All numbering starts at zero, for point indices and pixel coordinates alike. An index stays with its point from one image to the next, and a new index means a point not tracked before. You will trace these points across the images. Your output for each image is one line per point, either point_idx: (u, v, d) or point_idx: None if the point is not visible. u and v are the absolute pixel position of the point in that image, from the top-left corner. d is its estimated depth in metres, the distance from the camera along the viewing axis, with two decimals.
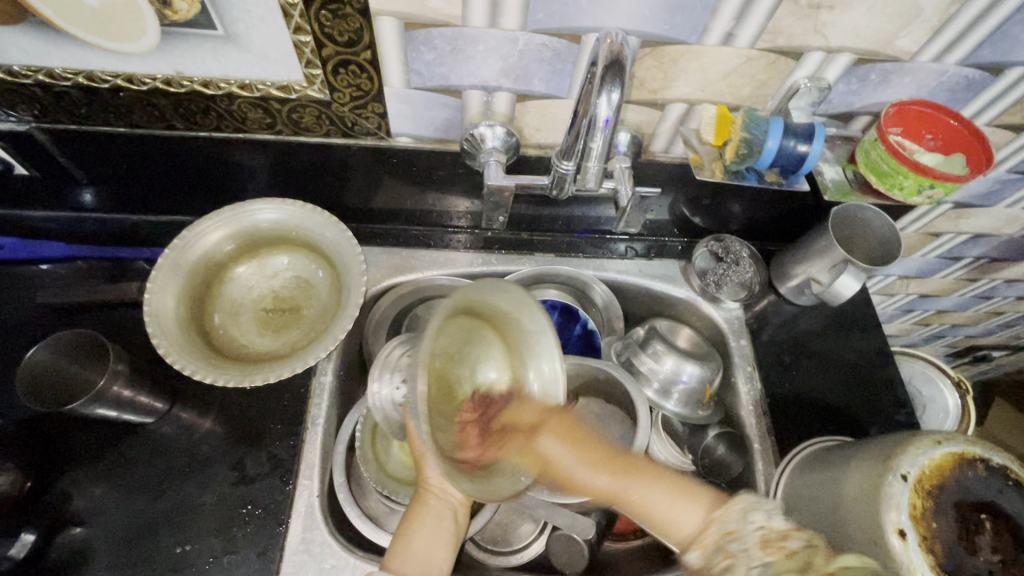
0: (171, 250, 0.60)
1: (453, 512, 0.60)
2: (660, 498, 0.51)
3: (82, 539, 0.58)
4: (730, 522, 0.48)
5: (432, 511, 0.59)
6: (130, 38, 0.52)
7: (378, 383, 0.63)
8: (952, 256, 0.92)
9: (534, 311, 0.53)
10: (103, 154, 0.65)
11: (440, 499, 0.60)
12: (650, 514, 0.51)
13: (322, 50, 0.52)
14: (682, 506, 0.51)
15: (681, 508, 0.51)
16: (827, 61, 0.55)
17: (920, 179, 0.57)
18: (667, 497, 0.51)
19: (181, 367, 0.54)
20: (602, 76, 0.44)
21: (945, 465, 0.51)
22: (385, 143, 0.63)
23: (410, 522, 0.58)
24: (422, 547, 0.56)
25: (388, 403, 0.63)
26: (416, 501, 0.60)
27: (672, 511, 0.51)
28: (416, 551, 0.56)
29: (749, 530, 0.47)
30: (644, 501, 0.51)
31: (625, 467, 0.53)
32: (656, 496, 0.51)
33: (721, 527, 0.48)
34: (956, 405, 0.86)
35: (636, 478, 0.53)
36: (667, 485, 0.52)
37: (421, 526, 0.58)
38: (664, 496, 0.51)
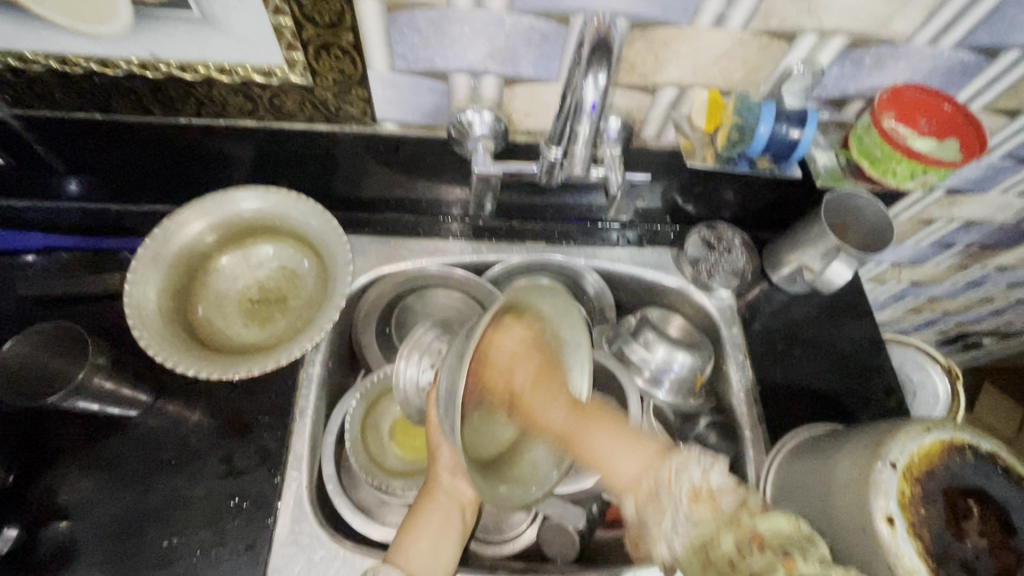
0: (152, 240, 0.58)
1: (461, 506, 0.60)
2: (606, 441, 0.55)
3: (66, 533, 0.57)
4: (666, 473, 0.52)
5: (439, 507, 0.59)
6: (102, 20, 0.50)
7: (404, 363, 0.65)
8: (945, 243, 0.92)
9: (574, 320, 0.57)
10: (80, 142, 0.64)
11: (451, 494, 0.60)
12: (596, 458, 0.55)
13: (303, 32, 0.50)
14: (630, 453, 0.55)
15: (622, 454, 0.55)
16: (821, 44, 0.54)
17: (912, 165, 0.57)
18: (615, 444, 0.55)
19: (163, 359, 0.53)
20: (589, 58, 0.43)
21: (934, 452, 0.51)
22: (370, 129, 0.62)
23: (417, 517, 0.58)
24: (428, 544, 0.56)
25: (412, 385, 0.65)
26: (424, 494, 0.60)
27: (614, 454, 0.55)
28: (421, 548, 0.56)
29: (684, 483, 0.50)
30: (592, 444, 0.56)
31: (583, 410, 0.57)
32: (602, 439, 0.56)
33: (655, 477, 0.52)
34: (946, 390, 0.87)
35: (592, 424, 0.56)
36: (613, 432, 0.56)
37: (427, 522, 0.57)
38: (612, 442, 0.55)
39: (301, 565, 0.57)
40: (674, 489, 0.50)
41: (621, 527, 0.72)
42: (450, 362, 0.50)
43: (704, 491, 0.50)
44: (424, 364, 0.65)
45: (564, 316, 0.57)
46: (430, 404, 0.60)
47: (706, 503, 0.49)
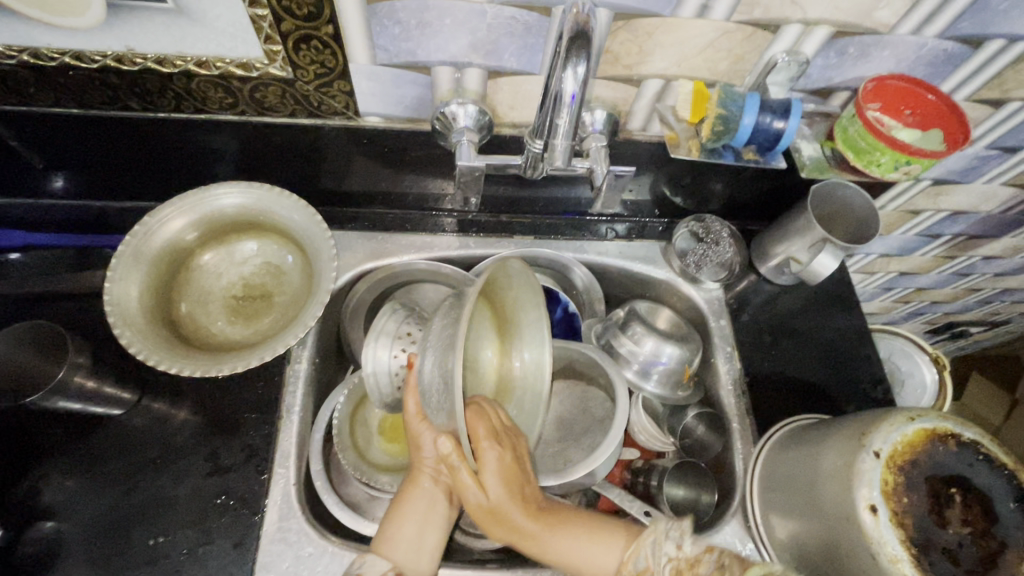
0: (132, 237, 0.57)
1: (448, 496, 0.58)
2: (574, 542, 0.54)
3: (52, 533, 0.57)
4: (641, 558, 0.50)
5: (426, 495, 0.57)
6: (74, 12, 0.49)
7: (372, 351, 0.62)
8: (932, 233, 0.92)
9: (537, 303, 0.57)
10: (57, 138, 0.62)
11: (435, 481, 0.58)
12: (568, 559, 0.54)
13: (281, 24, 0.50)
14: (600, 551, 0.53)
15: (592, 552, 0.53)
16: (805, 34, 0.53)
17: (897, 155, 0.56)
18: (581, 543, 0.54)
19: (144, 357, 0.52)
20: (568, 49, 0.42)
21: (917, 441, 0.51)
22: (353, 123, 0.61)
23: (401, 506, 0.57)
24: (412, 532, 0.55)
25: (383, 370, 0.63)
26: (408, 480, 0.58)
27: (590, 554, 0.53)
28: (405, 537, 0.55)
29: (663, 562, 0.48)
30: (558, 552, 0.54)
31: (547, 516, 0.56)
32: (574, 542, 0.54)
33: (632, 563, 0.50)
34: (933, 379, 0.87)
35: (558, 528, 0.55)
36: (584, 528, 0.55)
37: (411, 510, 0.56)
38: (578, 542, 0.54)
39: (289, 562, 0.57)
40: (654, 575, 0.48)
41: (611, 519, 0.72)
42: (436, 347, 0.51)
43: (684, 568, 0.47)
44: (396, 348, 0.63)
45: (518, 287, 0.57)
46: (410, 388, 0.58)
47: None
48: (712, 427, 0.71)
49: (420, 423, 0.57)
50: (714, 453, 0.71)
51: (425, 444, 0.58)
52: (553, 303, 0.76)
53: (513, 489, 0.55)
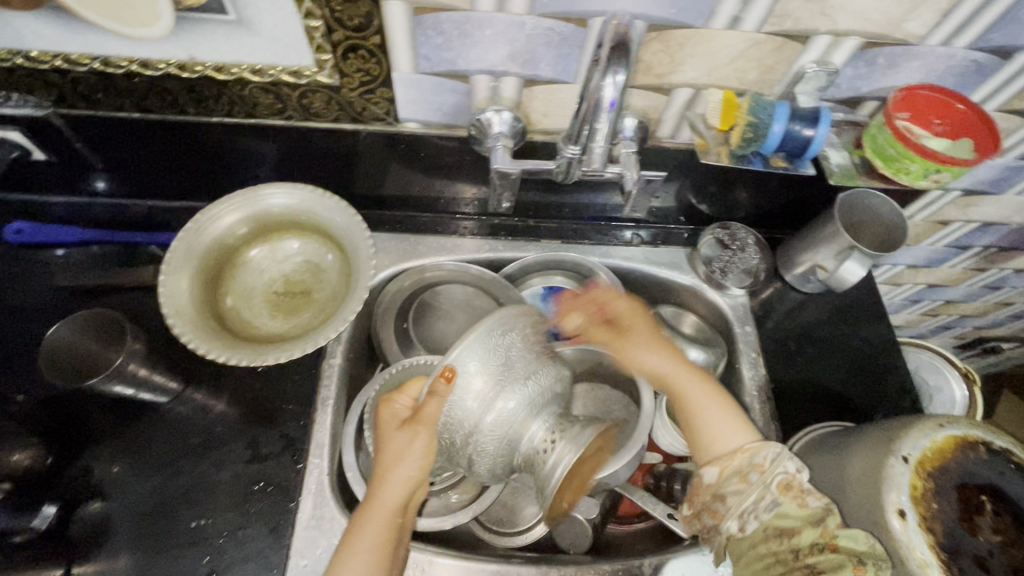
0: (185, 233, 0.61)
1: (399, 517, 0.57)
2: (715, 412, 0.61)
3: (101, 513, 0.60)
4: (760, 458, 0.57)
5: (378, 516, 0.56)
6: (144, 23, 0.53)
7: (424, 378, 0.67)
8: (960, 245, 0.92)
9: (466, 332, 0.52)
10: (116, 139, 0.66)
11: (382, 514, 0.56)
12: (700, 427, 0.62)
13: (332, 35, 0.53)
14: (732, 428, 0.60)
15: (728, 428, 0.60)
16: (835, 45, 0.55)
17: (926, 163, 0.57)
18: (716, 413, 0.61)
19: (195, 346, 0.55)
20: (608, 56, 0.44)
21: (946, 448, 0.51)
22: (392, 129, 0.64)
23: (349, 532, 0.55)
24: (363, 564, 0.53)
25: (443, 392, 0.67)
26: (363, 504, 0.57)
27: (720, 426, 0.61)
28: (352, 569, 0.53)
29: (778, 473, 0.56)
30: (686, 390, 0.63)
31: (698, 375, 0.65)
32: (711, 411, 0.62)
33: (750, 457, 0.57)
34: (963, 396, 0.87)
35: (709, 393, 0.63)
36: (722, 407, 0.62)
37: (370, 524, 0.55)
38: (720, 415, 0.61)
39: (322, 549, 0.59)
40: (765, 473, 0.56)
41: (633, 522, 0.73)
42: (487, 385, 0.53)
43: (795, 485, 0.56)
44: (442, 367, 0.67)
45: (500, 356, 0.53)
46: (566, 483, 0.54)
47: (791, 495, 0.55)
48: None
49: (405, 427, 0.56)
50: None
51: (404, 463, 0.56)
52: None
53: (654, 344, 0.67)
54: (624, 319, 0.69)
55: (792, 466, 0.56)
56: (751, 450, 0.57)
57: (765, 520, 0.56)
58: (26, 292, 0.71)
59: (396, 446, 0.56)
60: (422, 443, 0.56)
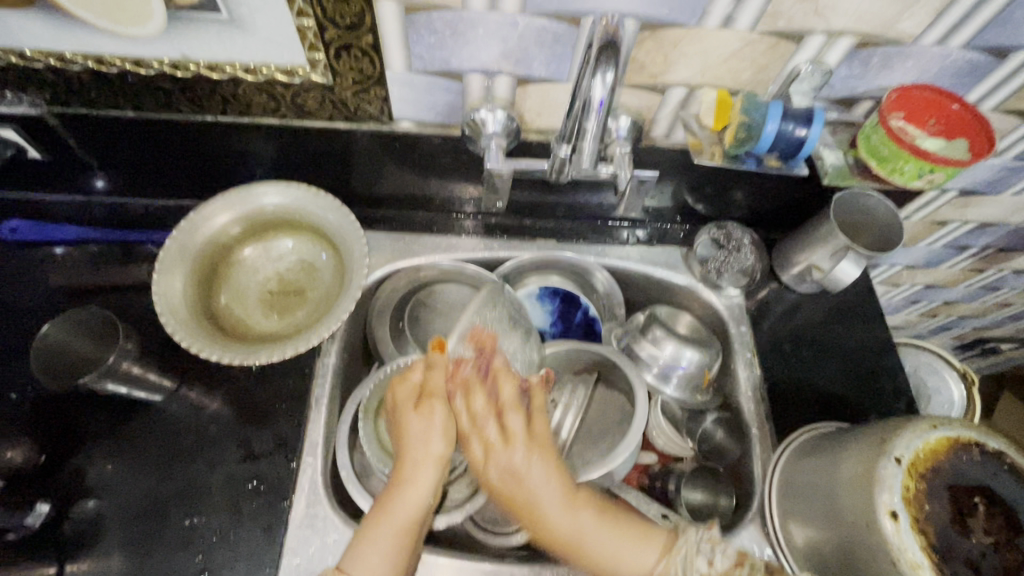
0: (178, 233, 0.61)
1: (420, 521, 0.55)
2: (610, 541, 0.53)
3: (94, 511, 0.60)
4: (678, 569, 0.49)
5: (399, 518, 0.54)
6: (137, 22, 0.53)
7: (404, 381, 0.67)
8: (958, 245, 0.91)
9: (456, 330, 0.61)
10: (110, 138, 0.66)
11: (399, 518, 0.54)
12: (602, 559, 0.53)
13: (324, 34, 0.53)
14: (642, 556, 0.52)
15: (630, 554, 0.52)
16: (828, 45, 0.54)
17: (920, 163, 0.57)
18: (608, 537, 0.53)
19: (188, 345, 0.56)
20: (597, 56, 0.44)
21: (939, 449, 0.51)
22: (386, 128, 0.64)
23: (365, 528, 0.54)
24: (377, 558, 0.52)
25: None
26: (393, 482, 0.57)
27: (621, 553, 0.52)
28: (370, 563, 0.51)
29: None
30: (581, 543, 0.53)
31: (570, 492, 0.55)
32: (603, 537, 0.53)
33: None
34: (961, 395, 0.87)
35: (591, 521, 0.54)
36: (614, 529, 0.54)
37: (392, 518, 0.54)
38: (614, 539, 0.53)
39: (315, 547, 0.59)
40: None
41: None
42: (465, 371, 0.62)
43: None
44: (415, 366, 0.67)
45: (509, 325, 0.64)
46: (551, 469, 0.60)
47: None
48: (731, 432, 0.72)
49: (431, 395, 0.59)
50: (734, 457, 0.72)
51: (429, 445, 0.57)
52: (573, 307, 0.77)
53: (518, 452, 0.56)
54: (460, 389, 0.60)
55: (705, 565, 0.49)
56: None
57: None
58: (21, 290, 0.71)
59: (417, 430, 0.58)
60: (444, 425, 0.58)
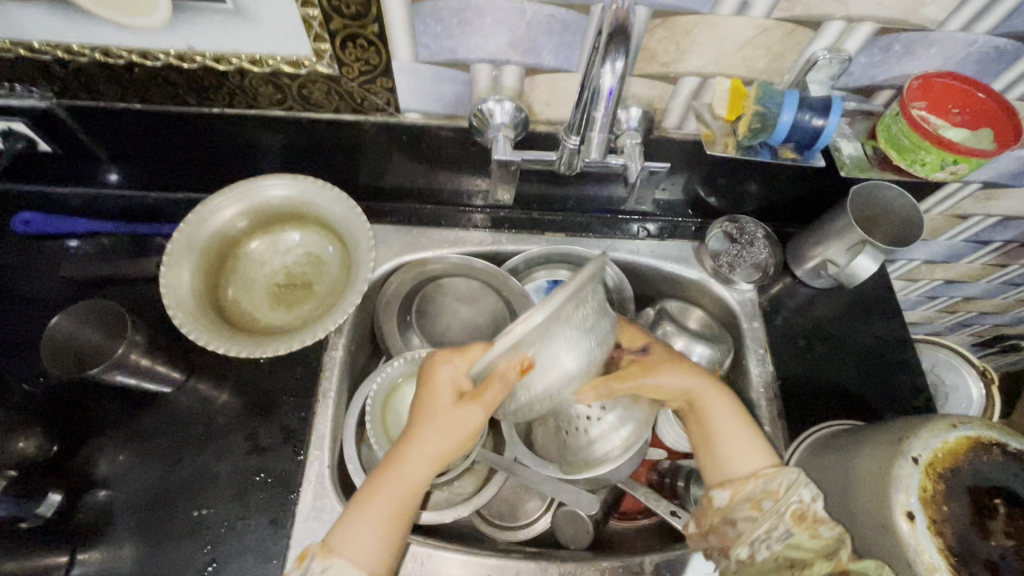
0: (186, 225, 0.61)
1: (412, 497, 0.51)
2: (729, 426, 0.55)
3: (105, 501, 0.60)
4: (774, 484, 0.52)
5: (383, 502, 0.49)
6: (142, 13, 0.52)
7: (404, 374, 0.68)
8: (980, 239, 0.89)
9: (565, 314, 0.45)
10: (118, 130, 0.66)
11: (393, 500, 0.50)
12: (716, 438, 0.55)
13: (330, 23, 0.52)
14: (756, 452, 0.54)
15: (742, 449, 0.54)
16: (847, 31, 0.53)
17: (943, 154, 0.54)
18: (734, 425, 0.55)
19: (195, 337, 0.56)
20: (606, 43, 0.43)
21: (958, 449, 0.50)
22: (393, 119, 0.63)
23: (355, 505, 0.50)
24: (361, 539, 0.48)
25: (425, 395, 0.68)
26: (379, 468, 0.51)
27: (739, 448, 0.54)
28: (356, 544, 0.48)
29: (793, 503, 0.51)
30: (709, 408, 0.56)
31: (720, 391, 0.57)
32: (731, 430, 0.55)
33: (763, 484, 0.52)
34: (981, 394, 0.85)
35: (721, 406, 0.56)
36: (747, 427, 0.56)
37: (382, 492, 0.50)
38: (735, 431, 0.55)
39: None
40: (778, 501, 0.51)
41: (636, 518, 0.72)
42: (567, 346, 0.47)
43: (810, 515, 0.51)
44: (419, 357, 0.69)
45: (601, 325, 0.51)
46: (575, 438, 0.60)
47: (807, 526, 0.51)
48: None
49: (448, 387, 0.51)
50: None
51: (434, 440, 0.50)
52: None
53: (674, 361, 0.58)
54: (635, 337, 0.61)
55: (807, 494, 0.51)
56: (767, 476, 0.52)
57: (777, 550, 0.51)
58: (33, 283, 0.72)
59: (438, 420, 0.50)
60: (459, 430, 0.50)
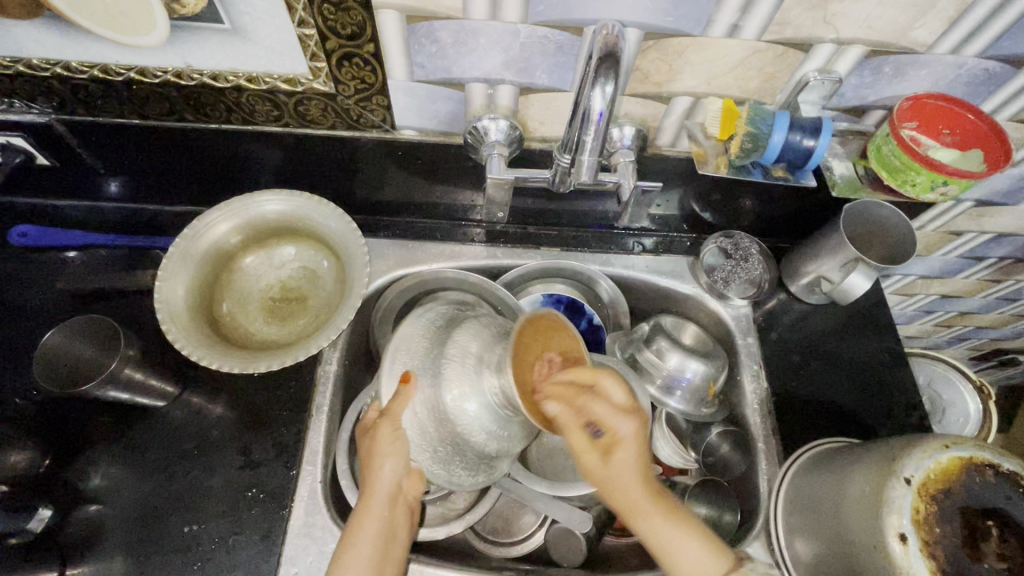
0: (181, 239, 0.61)
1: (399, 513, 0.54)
2: (672, 536, 0.49)
3: (96, 516, 0.60)
4: None
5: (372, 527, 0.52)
6: (141, 32, 0.53)
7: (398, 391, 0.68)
8: (975, 255, 0.89)
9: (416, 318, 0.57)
10: (116, 145, 0.67)
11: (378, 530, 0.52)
12: (662, 550, 0.49)
13: (326, 43, 0.53)
14: (699, 552, 0.48)
15: (690, 560, 0.48)
16: (838, 53, 0.53)
17: (932, 175, 0.55)
18: (676, 533, 0.49)
19: (187, 352, 0.56)
20: (597, 67, 0.43)
21: (951, 470, 0.49)
22: (389, 135, 0.64)
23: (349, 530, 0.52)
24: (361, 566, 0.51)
25: None
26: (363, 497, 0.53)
27: (686, 560, 0.48)
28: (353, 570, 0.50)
29: None
30: (654, 529, 0.49)
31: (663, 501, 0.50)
32: (681, 546, 0.48)
33: None
34: (977, 409, 0.85)
35: (665, 516, 0.50)
36: (694, 535, 0.49)
37: (366, 529, 0.52)
38: (680, 540, 0.49)
39: (313, 556, 0.59)
40: None
41: (630, 534, 0.72)
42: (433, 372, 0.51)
43: None
44: None
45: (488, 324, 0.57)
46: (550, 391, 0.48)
47: None
48: (737, 446, 0.70)
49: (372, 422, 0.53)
50: (738, 472, 0.70)
51: (382, 464, 0.52)
52: (578, 315, 0.76)
53: (637, 469, 0.51)
54: (611, 435, 0.51)
55: None
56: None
57: None
58: (29, 295, 0.72)
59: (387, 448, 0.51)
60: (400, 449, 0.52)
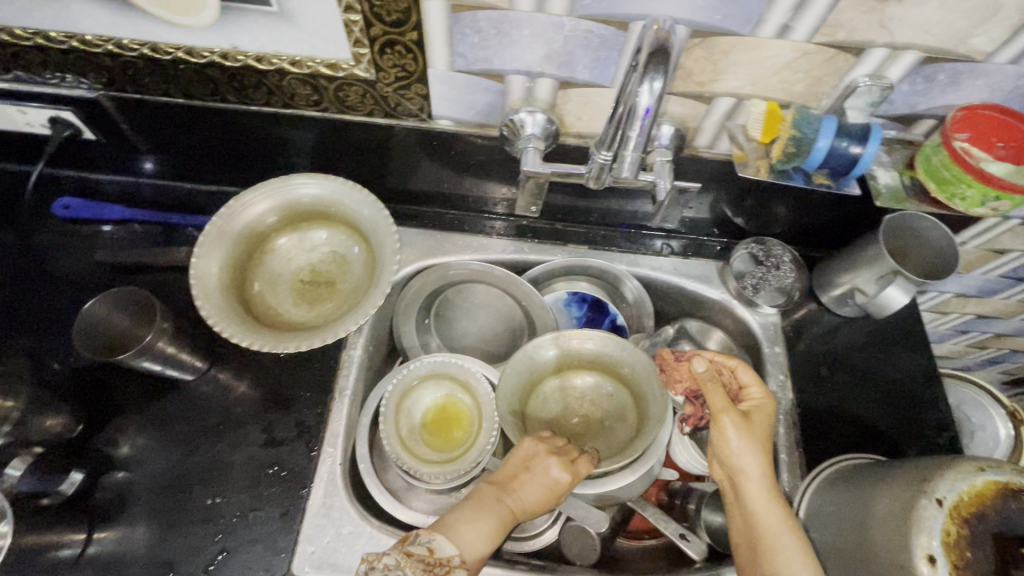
0: (218, 217, 0.63)
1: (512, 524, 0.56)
2: (789, 538, 0.51)
3: (123, 482, 0.62)
4: None
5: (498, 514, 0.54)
6: (192, 12, 0.54)
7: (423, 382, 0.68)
8: (1016, 276, 0.86)
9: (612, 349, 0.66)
10: (158, 123, 0.68)
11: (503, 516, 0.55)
12: (771, 540, 0.51)
13: (371, 29, 0.53)
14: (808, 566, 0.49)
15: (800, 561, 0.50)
16: (890, 59, 0.52)
17: (982, 189, 0.53)
18: (795, 545, 0.50)
19: (220, 329, 0.57)
20: (646, 62, 0.43)
21: (986, 494, 0.47)
22: (425, 125, 0.64)
23: (473, 507, 0.54)
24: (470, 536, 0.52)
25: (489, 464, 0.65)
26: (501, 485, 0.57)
27: (793, 559, 0.50)
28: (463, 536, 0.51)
29: None
30: (762, 514, 0.53)
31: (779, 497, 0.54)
32: (791, 545, 0.51)
33: None
34: (1008, 435, 0.81)
35: (783, 511, 0.53)
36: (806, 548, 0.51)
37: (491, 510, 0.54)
38: (794, 543, 0.51)
39: (329, 537, 0.59)
40: None
41: (645, 538, 0.72)
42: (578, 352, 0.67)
43: None
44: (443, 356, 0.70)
45: (645, 369, 0.65)
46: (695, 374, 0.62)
47: None
48: None
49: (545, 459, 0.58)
50: None
51: (535, 480, 0.56)
52: (601, 314, 0.75)
53: (761, 450, 0.56)
54: (749, 403, 0.60)
55: None
56: None
57: None
58: (67, 264, 0.74)
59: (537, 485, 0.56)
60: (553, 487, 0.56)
